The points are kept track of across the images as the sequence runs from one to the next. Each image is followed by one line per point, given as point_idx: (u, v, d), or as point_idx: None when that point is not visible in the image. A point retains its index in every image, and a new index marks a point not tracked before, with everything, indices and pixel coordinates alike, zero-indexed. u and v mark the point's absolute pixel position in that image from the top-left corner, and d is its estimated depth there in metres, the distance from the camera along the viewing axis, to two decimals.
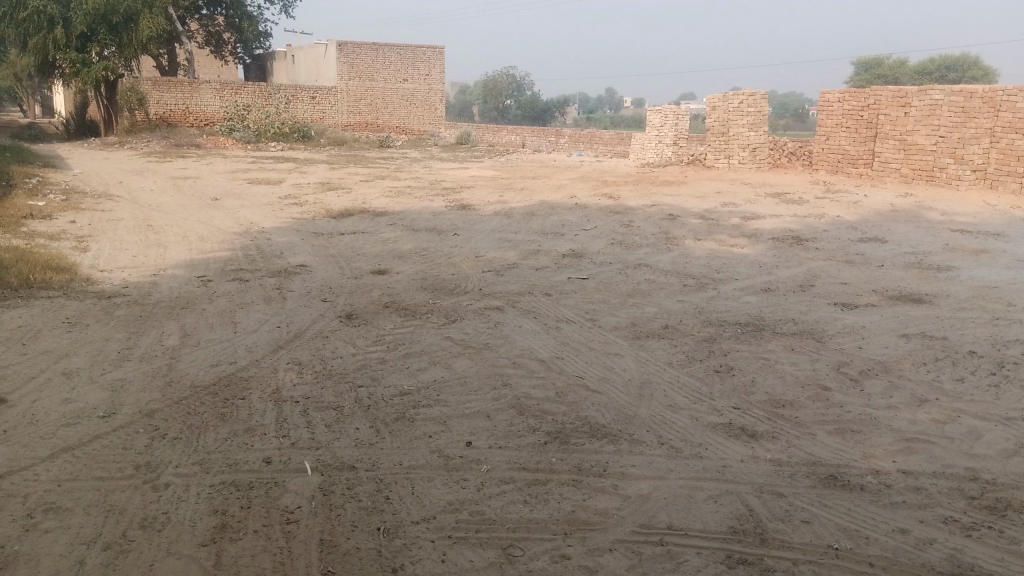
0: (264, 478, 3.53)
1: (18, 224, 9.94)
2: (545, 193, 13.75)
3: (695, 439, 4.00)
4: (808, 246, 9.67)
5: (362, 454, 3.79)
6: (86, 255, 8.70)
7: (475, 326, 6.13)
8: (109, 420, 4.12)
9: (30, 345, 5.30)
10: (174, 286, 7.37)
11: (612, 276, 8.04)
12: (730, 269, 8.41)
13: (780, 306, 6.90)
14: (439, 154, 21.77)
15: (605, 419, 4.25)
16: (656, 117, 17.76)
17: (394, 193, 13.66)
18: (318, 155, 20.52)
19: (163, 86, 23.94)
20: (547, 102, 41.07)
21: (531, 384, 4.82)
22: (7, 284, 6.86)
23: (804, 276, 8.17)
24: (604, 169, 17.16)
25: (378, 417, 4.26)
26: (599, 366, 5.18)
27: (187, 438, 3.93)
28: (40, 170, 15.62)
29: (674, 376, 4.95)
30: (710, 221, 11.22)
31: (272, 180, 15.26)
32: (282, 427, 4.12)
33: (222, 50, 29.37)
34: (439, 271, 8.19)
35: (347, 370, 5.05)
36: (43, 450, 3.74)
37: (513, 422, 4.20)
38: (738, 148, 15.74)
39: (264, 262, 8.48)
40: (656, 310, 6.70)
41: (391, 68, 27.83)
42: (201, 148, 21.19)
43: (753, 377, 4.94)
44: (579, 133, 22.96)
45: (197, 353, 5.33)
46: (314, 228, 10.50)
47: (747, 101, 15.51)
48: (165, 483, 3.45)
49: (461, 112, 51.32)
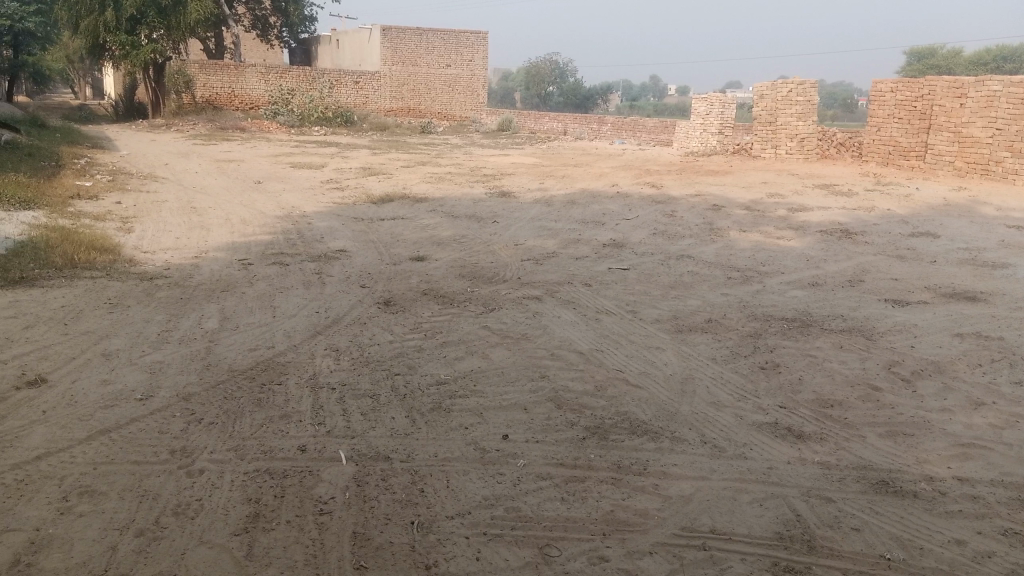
0: (298, 466, 3.48)
1: (65, 204, 10.09)
2: (587, 181, 13.61)
3: (740, 439, 3.87)
4: (858, 240, 9.40)
5: (397, 445, 3.73)
6: (130, 236, 8.79)
7: (514, 316, 6.04)
8: (146, 403, 4.12)
9: (72, 326, 5.33)
10: (215, 268, 7.40)
11: (654, 267, 7.89)
12: (777, 262, 8.21)
13: (828, 302, 6.70)
14: (481, 140, 21.68)
15: (646, 416, 4.13)
16: (702, 105, 17.46)
17: (435, 179, 13.61)
18: (360, 139, 20.59)
19: (209, 69, 24.25)
20: (589, 89, 40.77)
21: (570, 377, 4.71)
22: (53, 264, 6.94)
23: (852, 271, 7.94)
24: (647, 157, 16.92)
25: (414, 406, 4.19)
26: (640, 360, 5.05)
27: (223, 423, 3.91)
28: (88, 151, 15.86)
29: (718, 372, 4.81)
30: (755, 212, 10.98)
31: (314, 165, 15.32)
32: (318, 414, 4.08)
33: (268, 34, 29.62)
34: (479, 258, 8.11)
35: (384, 358, 5.00)
36: (80, 431, 3.75)
37: (551, 415, 4.10)
38: (786, 138, 15.40)
39: (305, 246, 8.49)
40: (699, 303, 6.55)
41: (435, 54, 27.78)
42: (246, 131, 21.38)
43: (800, 376, 4.78)
44: (622, 120, 22.68)
45: (235, 337, 5.33)
46: (355, 212, 10.50)
47: (796, 89, 15.18)
48: (199, 469, 3.43)
49: (503, 99, 51.21)
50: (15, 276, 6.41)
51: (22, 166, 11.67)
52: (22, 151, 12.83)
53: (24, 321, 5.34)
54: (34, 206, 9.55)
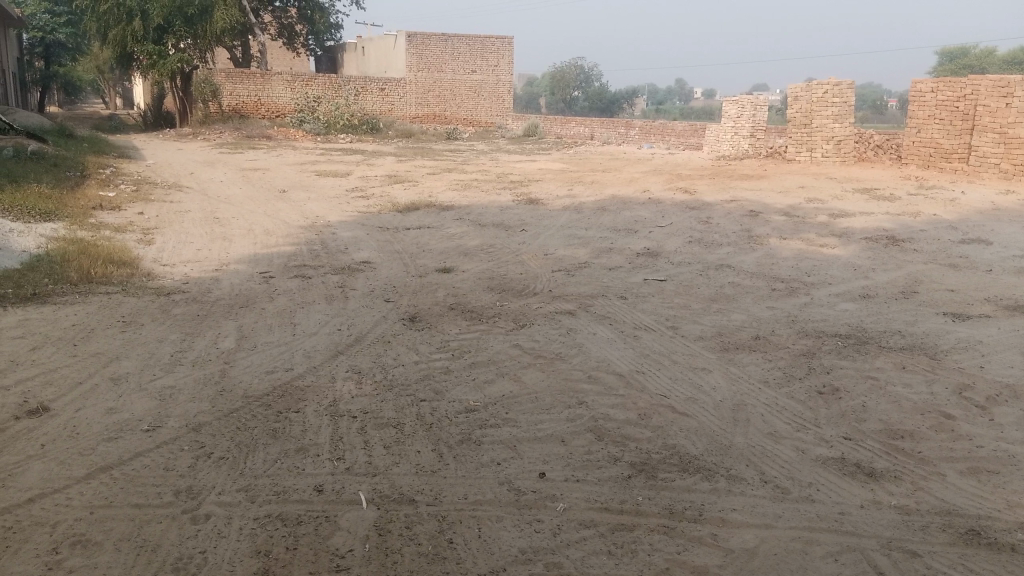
0: (313, 511, 3.14)
1: (87, 215, 9.88)
2: (617, 187, 13.21)
3: (804, 478, 3.48)
4: (905, 247, 8.94)
5: (422, 484, 3.39)
6: (150, 248, 8.56)
7: (546, 332, 5.67)
8: (152, 435, 3.80)
9: (81, 346, 5.06)
10: (235, 282, 7.12)
11: (693, 278, 7.50)
12: (823, 272, 7.77)
13: (882, 316, 6.26)
14: (507, 146, 21.38)
15: (696, 450, 3.74)
16: (733, 107, 16.99)
17: (461, 186, 13.30)
18: (386, 147, 20.35)
19: (235, 78, 24.40)
20: (616, 94, 40.42)
21: (610, 403, 4.33)
22: (67, 279, 6.69)
23: (904, 281, 7.47)
24: (677, 161, 16.49)
25: (441, 438, 3.84)
26: (685, 383, 4.66)
27: (235, 458, 3.59)
28: (114, 161, 15.77)
29: (772, 398, 4.41)
30: (795, 218, 10.51)
31: (339, 172, 15.10)
32: (337, 447, 3.74)
33: (294, 42, 29.60)
34: (507, 269, 7.77)
35: (409, 381, 4.65)
36: (79, 469, 3.44)
37: (592, 449, 3.73)
38: (821, 141, 14.84)
39: (328, 257, 8.20)
40: (743, 318, 6.13)
41: (460, 59, 27.53)
42: (272, 139, 21.27)
43: (864, 402, 4.37)
44: (650, 124, 22.30)
45: (252, 358, 5.01)
46: (380, 222, 10.20)
47: (832, 91, 14.60)
48: (205, 514, 3.10)
49: (529, 104, 50.97)
50: (27, 293, 6.15)
51: (45, 175, 11.53)
52: (46, 161, 12.70)
53: (30, 342, 5.06)
54: (54, 218, 9.35)
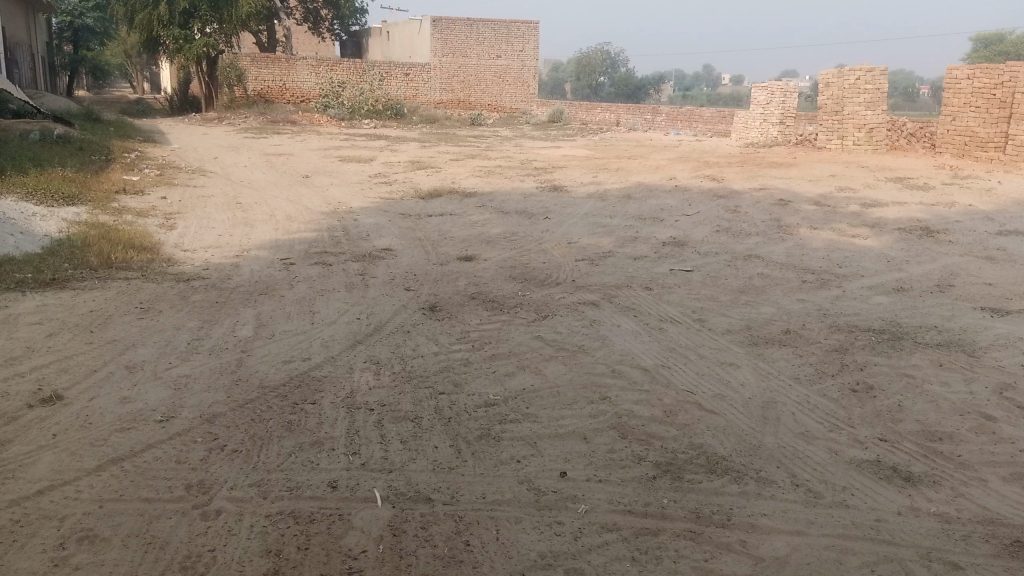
0: (326, 509, 3.04)
1: (109, 199, 9.86)
2: (643, 174, 13.00)
3: (838, 482, 3.33)
4: (940, 239, 8.68)
5: (440, 482, 3.28)
6: (172, 233, 8.51)
7: (568, 324, 5.54)
8: (166, 426, 3.73)
9: (98, 333, 5.00)
10: (255, 269, 7.04)
11: (720, 268, 7.32)
12: (854, 264, 7.55)
13: (917, 310, 6.05)
14: (532, 132, 21.17)
15: (725, 450, 3.60)
16: (762, 94, 16.68)
17: (484, 173, 13.15)
18: (410, 132, 20.24)
19: (261, 63, 24.30)
20: (642, 80, 39.92)
21: (635, 399, 4.19)
22: (87, 264, 6.64)
23: (939, 274, 7.24)
24: (704, 149, 16.22)
25: (459, 434, 3.72)
26: (712, 379, 4.51)
27: (248, 451, 3.50)
28: (139, 145, 15.79)
29: (803, 396, 4.25)
30: (825, 208, 10.27)
31: (363, 158, 15.02)
32: (353, 441, 3.64)
33: (320, 27, 29.55)
34: (530, 258, 7.64)
35: (427, 373, 4.54)
36: (90, 460, 3.37)
37: (615, 448, 3.60)
38: (853, 128, 14.51)
39: (350, 244, 8.11)
40: (773, 311, 5.95)
41: (485, 44, 27.32)
42: (297, 124, 21.24)
43: (899, 401, 4.20)
44: (677, 110, 21.97)
45: (270, 347, 4.93)
46: (402, 208, 10.09)
47: (865, 77, 14.31)
48: (216, 510, 3.01)
49: (554, 90, 50.59)
50: (46, 277, 6.11)
51: (71, 159, 11.54)
52: (72, 145, 12.72)
53: (47, 328, 5.01)
54: (77, 202, 9.33)
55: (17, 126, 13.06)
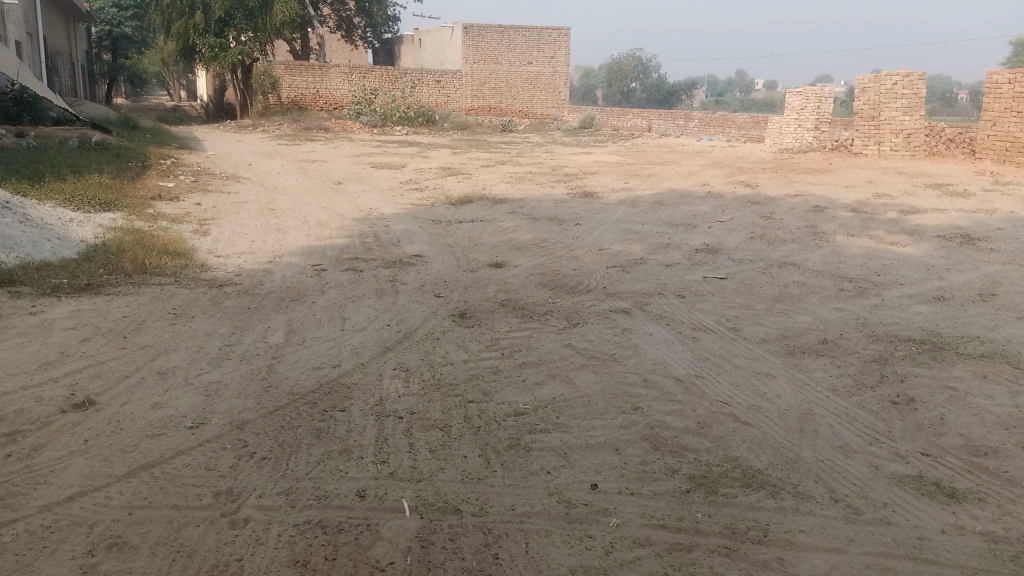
0: (355, 519, 3.01)
1: (145, 205, 9.99)
2: (675, 180, 12.89)
3: (878, 497, 3.23)
4: (981, 246, 8.47)
5: (469, 492, 3.23)
6: (206, 239, 8.59)
7: (600, 332, 5.47)
8: (196, 432, 3.73)
9: (131, 338, 5.04)
10: (287, 275, 7.07)
11: (755, 276, 7.20)
12: (893, 272, 7.39)
13: (958, 320, 5.89)
14: (563, 138, 21.13)
15: (760, 463, 3.51)
16: (797, 99, 16.47)
17: (515, 179, 13.12)
18: (441, 138, 20.29)
19: (295, 70, 24.48)
20: (674, 86, 39.70)
21: (668, 410, 4.12)
22: (122, 269, 6.71)
23: (981, 282, 7.06)
24: (737, 155, 16.04)
25: (489, 444, 3.67)
26: (747, 389, 4.42)
27: (277, 459, 3.49)
28: (175, 151, 16.00)
29: (841, 408, 4.15)
30: (862, 214, 10.08)
31: (394, 164, 15.07)
32: (382, 449, 3.61)
33: (353, 35, 29.77)
34: (561, 264, 7.58)
35: (457, 381, 4.50)
36: (121, 466, 3.38)
37: (647, 459, 3.53)
38: (890, 134, 14.26)
39: (381, 250, 8.12)
40: (809, 320, 5.83)
41: (517, 51, 27.34)
42: (329, 131, 21.40)
43: (941, 414, 4.08)
44: (709, 116, 21.78)
45: (300, 353, 4.93)
46: (433, 215, 10.09)
47: (902, 82, 14.06)
48: (244, 519, 2.99)
49: (585, 97, 50.50)
50: (82, 283, 6.18)
51: (108, 166, 11.72)
52: (109, 151, 12.92)
53: (81, 333, 5.06)
54: (114, 208, 9.46)
55: (57, 134, 13.29)
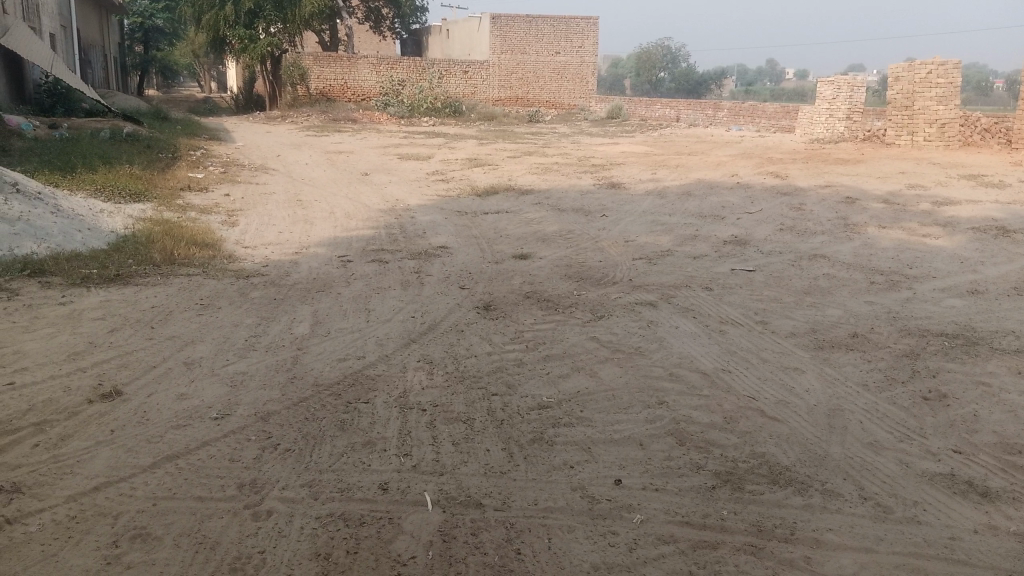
0: (377, 511, 3.01)
1: (174, 196, 10.09)
2: (703, 171, 12.76)
3: (909, 496, 3.17)
4: (1017, 239, 8.29)
5: (492, 486, 3.22)
6: (234, 230, 8.65)
7: (625, 325, 5.42)
8: (221, 423, 3.75)
9: (158, 329, 5.08)
10: (313, 266, 7.09)
11: (784, 269, 7.10)
12: (926, 265, 7.24)
13: (992, 314, 5.77)
14: (590, 129, 20.99)
15: (787, 459, 3.46)
16: (828, 88, 16.22)
17: (541, 170, 13.07)
18: (468, 129, 20.28)
19: (323, 61, 24.54)
20: (704, 75, 39.33)
21: (693, 404, 4.07)
22: (151, 260, 6.78)
23: (1017, 275, 6.91)
24: (767, 145, 15.84)
25: (512, 437, 3.65)
26: (775, 384, 4.36)
27: (300, 450, 3.49)
28: (205, 142, 16.14)
29: (871, 404, 4.08)
30: (895, 206, 9.90)
31: (421, 155, 15.07)
32: (405, 442, 3.60)
33: (381, 26, 29.82)
34: (586, 256, 7.53)
35: (481, 374, 4.49)
36: (146, 457, 3.40)
37: (672, 455, 3.49)
38: (924, 124, 14.00)
39: (406, 241, 8.12)
40: (839, 313, 5.74)
41: (544, 41, 27.21)
42: (357, 122, 21.48)
43: (975, 411, 3.99)
44: (739, 106, 21.52)
45: (325, 344, 4.94)
46: (459, 206, 10.08)
47: (937, 70, 13.76)
48: (267, 511, 3.00)
49: (613, 87, 50.22)
50: (111, 273, 6.24)
51: (139, 157, 11.83)
52: (140, 143, 13.05)
53: (109, 324, 5.11)
54: (144, 198, 9.56)
55: (89, 125, 13.46)
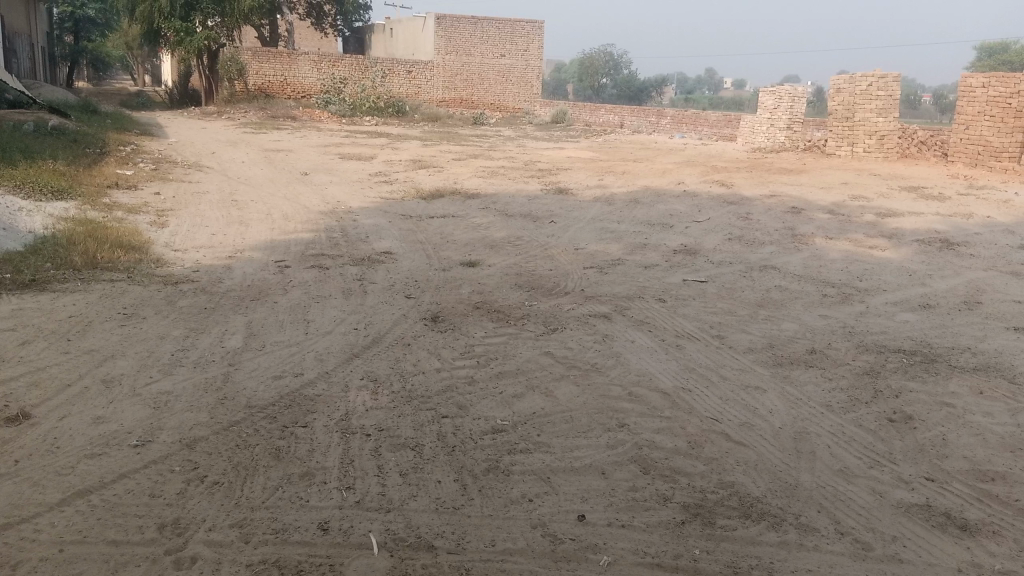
0: (315, 557, 2.71)
1: (101, 194, 9.52)
2: (650, 178, 12.67)
3: (887, 530, 3.00)
4: (961, 252, 8.34)
5: (444, 524, 2.94)
6: (164, 231, 8.17)
7: (579, 339, 5.18)
8: (141, 451, 3.38)
9: (75, 342, 4.65)
10: (249, 271, 6.69)
11: (736, 279, 6.98)
12: (875, 277, 7.20)
13: (947, 330, 5.70)
14: (535, 133, 20.77)
15: (758, 490, 3.26)
16: (770, 98, 16.34)
17: (487, 173, 12.81)
18: (411, 130, 19.85)
19: (262, 57, 23.92)
20: (645, 82, 39.59)
21: (656, 428, 3.84)
22: (71, 264, 6.28)
23: (964, 289, 6.91)
24: (711, 153, 15.88)
25: (465, 466, 3.38)
26: (738, 404, 4.17)
27: (231, 483, 3.16)
28: (136, 138, 15.44)
29: (838, 426, 3.92)
30: (840, 217, 9.93)
31: (363, 156, 14.65)
32: (348, 473, 3.29)
33: (322, 22, 29.27)
34: (537, 265, 7.29)
35: (429, 393, 4.19)
36: (54, 492, 3.03)
37: (636, 485, 3.26)
38: (864, 135, 14.18)
39: (349, 246, 7.77)
40: (795, 328, 5.61)
41: (489, 43, 26.93)
42: (297, 120, 20.90)
43: (943, 434, 3.85)
44: (683, 113, 21.58)
45: (260, 360, 4.57)
46: (403, 209, 9.73)
47: (877, 83, 13.98)
48: (191, 557, 2.68)
49: (556, 92, 50.31)
50: (26, 278, 5.75)
51: (64, 152, 11.19)
52: (66, 137, 12.37)
53: (21, 336, 4.66)
54: (67, 196, 8.97)
55: (10, 117, 12.71)
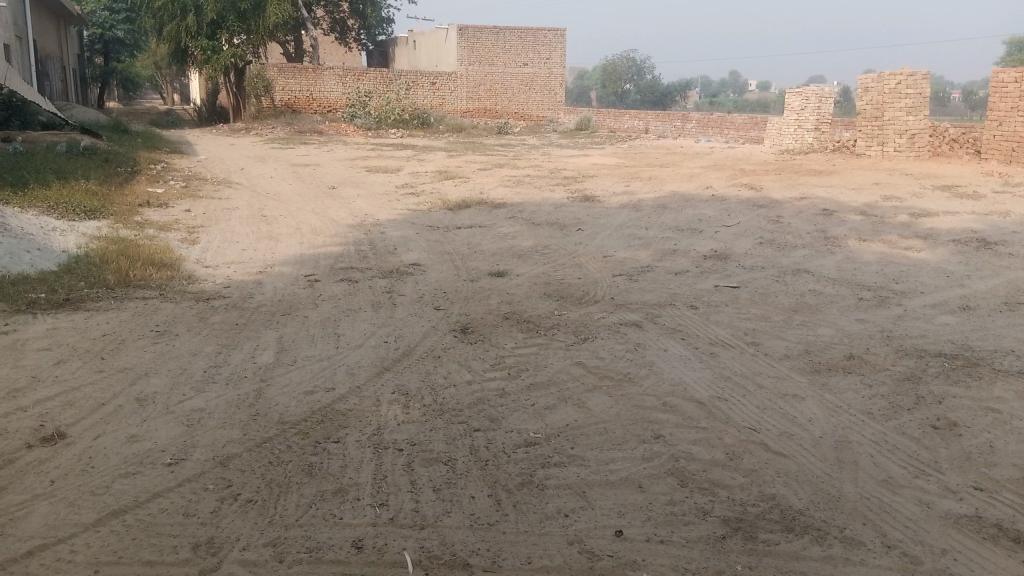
0: None
1: (132, 212, 9.63)
2: (677, 183, 12.56)
3: (935, 543, 2.90)
4: (998, 251, 8.15)
5: (479, 541, 2.89)
6: (194, 247, 8.23)
7: (611, 348, 5.12)
8: (175, 470, 3.38)
9: (108, 360, 4.68)
10: (278, 286, 6.72)
11: (769, 284, 6.87)
12: (911, 279, 7.05)
13: (988, 332, 5.56)
14: (559, 141, 20.73)
15: (800, 502, 3.18)
16: (797, 99, 16.15)
17: (513, 182, 12.78)
18: (436, 141, 19.92)
19: (288, 73, 24.14)
20: (669, 87, 39.39)
21: (692, 439, 3.77)
22: (104, 283, 6.34)
23: (1004, 289, 6.75)
24: (738, 156, 15.72)
25: (498, 480, 3.33)
26: (775, 413, 4.08)
27: (264, 501, 3.14)
28: (166, 155, 15.64)
29: (880, 434, 3.82)
30: (873, 218, 9.76)
31: (389, 168, 14.71)
32: (381, 489, 3.26)
33: (346, 36, 29.50)
34: (565, 273, 7.23)
35: (460, 406, 4.15)
36: (90, 512, 3.03)
37: (674, 499, 3.19)
38: (894, 134, 13.96)
39: (377, 259, 7.78)
40: (831, 333, 5.50)
41: (512, 52, 26.97)
42: (323, 134, 21.05)
43: (989, 441, 3.74)
44: (708, 116, 21.42)
45: (291, 375, 4.56)
46: (430, 220, 9.73)
47: (906, 81, 13.75)
48: None
49: (579, 99, 50.25)
50: (59, 298, 5.81)
51: (95, 171, 11.35)
52: (98, 156, 12.55)
53: (55, 355, 4.70)
54: (99, 215, 9.08)
55: (43, 139, 12.93)
